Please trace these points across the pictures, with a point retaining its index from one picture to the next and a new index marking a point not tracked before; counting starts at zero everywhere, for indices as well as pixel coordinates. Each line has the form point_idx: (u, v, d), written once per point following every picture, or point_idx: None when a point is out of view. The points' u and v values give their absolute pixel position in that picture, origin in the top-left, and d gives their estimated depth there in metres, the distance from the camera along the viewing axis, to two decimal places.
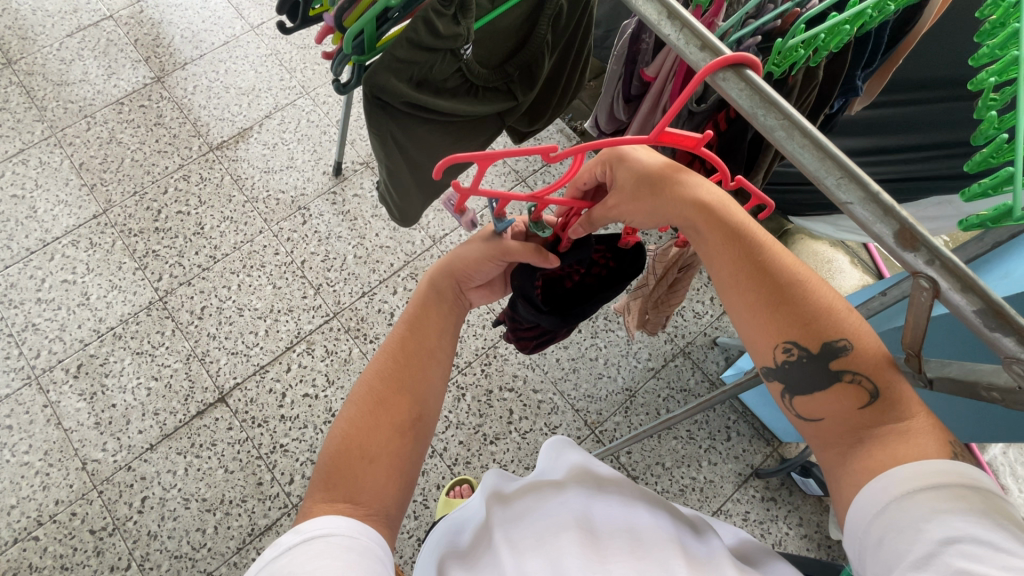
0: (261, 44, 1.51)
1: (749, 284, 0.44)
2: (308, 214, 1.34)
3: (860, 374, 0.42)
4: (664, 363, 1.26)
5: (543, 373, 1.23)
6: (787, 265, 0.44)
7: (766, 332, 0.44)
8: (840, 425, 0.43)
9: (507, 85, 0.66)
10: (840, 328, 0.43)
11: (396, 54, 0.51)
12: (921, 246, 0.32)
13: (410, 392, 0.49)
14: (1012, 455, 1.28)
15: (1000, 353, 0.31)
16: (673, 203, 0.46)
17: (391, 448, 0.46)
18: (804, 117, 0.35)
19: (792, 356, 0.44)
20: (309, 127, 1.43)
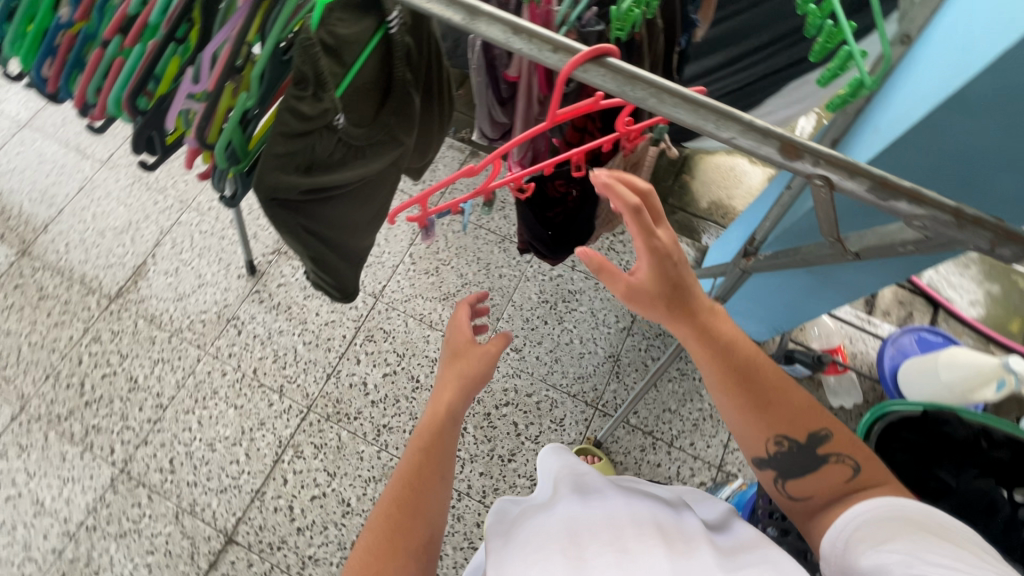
0: (120, 176, 1.42)
1: (741, 390, 0.50)
2: (240, 322, 1.28)
3: (843, 455, 0.50)
4: (633, 318, 1.31)
5: (530, 375, 1.25)
6: (768, 378, 0.51)
7: (760, 429, 0.51)
8: (826, 495, 0.50)
9: (388, 133, 0.65)
10: (817, 419, 0.51)
11: (275, 150, 0.51)
12: (805, 153, 0.37)
13: (427, 481, 0.50)
14: (943, 270, 1.42)
15: (900, 216, 0.37)
16: (683, 319, 0.51)
17: (410, 567, 0.46)
18: (667, 81, 0.37)
19: (782, 447, 0.51)
20: (204, 238, 1.36)
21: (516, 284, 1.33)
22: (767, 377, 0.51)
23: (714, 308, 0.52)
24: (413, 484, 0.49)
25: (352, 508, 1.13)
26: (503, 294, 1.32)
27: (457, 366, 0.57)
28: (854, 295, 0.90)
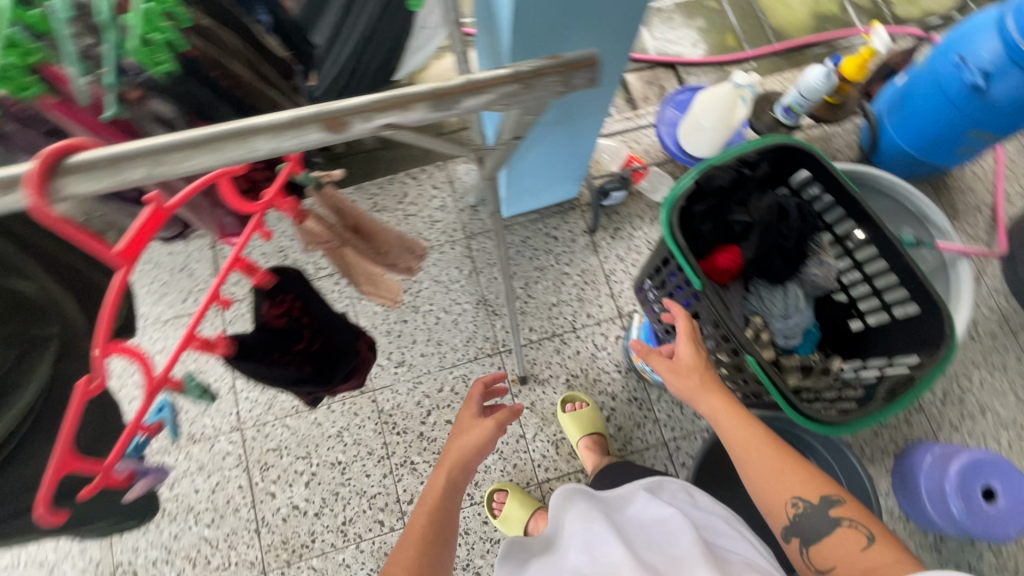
0: None
1: (762, 453, 0.67)
2: (127, 564, 1.08)
3: (854, 521, 0.62)
4: (471, 256, 1.28)
5: (429, 372, 1.20)
6: (794, 467, 0.66)
7: (780, 491, 0.65)
8: (845, 564, 0.60)
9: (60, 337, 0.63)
10: (832, 489, 0.64)
11: None
12: (346, 120, 0.42)
13: (446, 517, 0.70)
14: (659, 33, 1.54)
15: (462, 113, 0.45)
16: (710, 396, 0.72)
17: (441, 548, 0.66)
18: (158, 143, 0.38)
19: (800, 508, 0.64)
20: None
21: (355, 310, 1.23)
22: (770, 444, 0.68)
23: (766, 432, 0.69)
24: (434, 515, 0.69)
25: None
26: None
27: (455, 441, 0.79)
28: (597, 120, 0.97)
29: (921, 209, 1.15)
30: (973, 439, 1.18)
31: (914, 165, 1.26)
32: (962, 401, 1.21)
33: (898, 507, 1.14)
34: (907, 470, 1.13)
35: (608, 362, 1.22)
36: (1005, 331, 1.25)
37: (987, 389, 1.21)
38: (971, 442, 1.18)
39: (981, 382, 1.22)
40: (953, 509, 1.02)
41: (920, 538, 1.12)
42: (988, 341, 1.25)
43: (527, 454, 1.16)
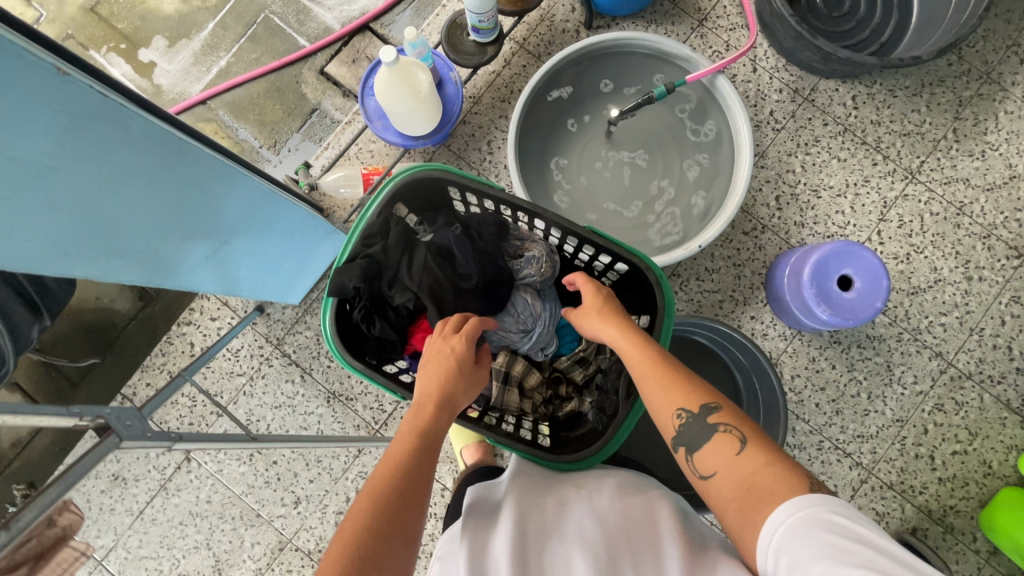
0: None
1: (650, 367, 0.65)
2: None
3: (730, 426, 0.59)
4: (293, 361, 1.17)
5: (327, 492, 1.14)
6: (678, 377, 0.64)
7: (665, 402, 0.62)
8: (728, 471, 0.57)
9: None
10: (709, 399, 0.61)
11: None
12: None
13: (419, 484, 0.57)
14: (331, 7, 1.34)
15: None
16: (602, 327, 0.72)
17: (409, 533, 0.54)
18: None
19: (683, 418, 0.61)
20: None
21: (222, 482, 1.15)
22: (661, 360, 0.65)
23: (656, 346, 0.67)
24: (409, 482, 0.56)
25: None
26: (230, 499, 1.15)
27: (433, 389, 0.65)
28: (282, 203, 0.84)
29: (658, 48, 1.04)
30: (819, 224, 1.17)
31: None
32: (795, 196, 1.17)
33: (789, 329, 1.14)
34: (776, 294, 1.11)
35: None
36: (802, 103, 1.19)
37: (811, 170, 1.18)
38: (820, 229, 1.16)
39: (803, 166, 1.18)
40: (821, 316, 1.01)
41: (818, 342, 1.14)
42: (791, 123, 1.19)
43: None
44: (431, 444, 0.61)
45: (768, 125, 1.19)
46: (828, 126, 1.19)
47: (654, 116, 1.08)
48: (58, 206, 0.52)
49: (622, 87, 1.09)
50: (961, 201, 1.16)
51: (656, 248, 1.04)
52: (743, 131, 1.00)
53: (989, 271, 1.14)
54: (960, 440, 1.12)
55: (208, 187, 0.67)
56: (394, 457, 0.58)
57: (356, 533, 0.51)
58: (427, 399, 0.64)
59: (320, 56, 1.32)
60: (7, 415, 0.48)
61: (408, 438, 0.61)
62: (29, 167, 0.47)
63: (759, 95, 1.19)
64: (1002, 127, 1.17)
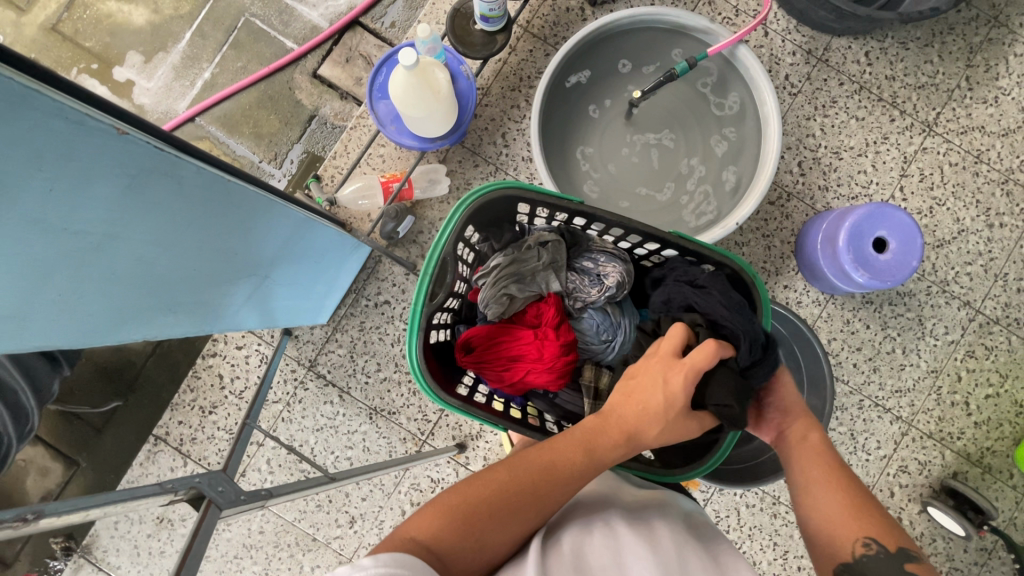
0: None
1: (851, 489, 0.64)
2: None
3: (925, 571, 0.60)
4: (328, 382, 1.14)
5: (382, 508, 1.13)
6: (868, 503, 0.63)
7: (852, 527, 0.61)
8: None
9: None
10: (902, 542, 0.61)
11: None
12: None
13: (529, 500, 0.55)
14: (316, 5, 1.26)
15: None
16: (800, 432, 0.71)
17: (494, 537, 0.52)
18: None
19: (869, 548, 0.60)
20: None
21: (273, 512, 1.12)
22: (848, 485, 0.65)
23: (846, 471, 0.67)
24: (517, 493, 0.55)
25: None
26: (283, 527, 1.13)
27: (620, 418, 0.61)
28: (316, 228, 0.80)
29: (677, 22, 1.00)
30: (843, 186, 1.16)
31: None
32: (817, 160, 1.17)
33: (821, 294, 1.15)
34: (809, 262, 1.12)
35: None
36: (816, 64, 1.17)
37: (830, 132, 1.17)
38: (844, 192, 1.16)
39: (822, 129, 1.17)
40: (859, 280, 1.01)
41: (851, 304, 1.15)
42: (806, 86, 1.17)
43: None
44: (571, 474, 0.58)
45: (784, 90, 1.17)
46: (844, 85, 1.17)
47: (676, 93, 1.05)
48: (115, 273, 0.48)
49: (640, 65, 1.05)
50: (978, 148, 1.17)
51: (692, 229, 1.02)
52: (769, 102, 0.97)
53: (1010, 216, 1.16)
54: (992, 383, 1.15)
55: (253, 225, 0.63)
56: (537, 477, 0.56)
57: (445, 516, 0.52)
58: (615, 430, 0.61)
59: (311, 59, 1.24)
60: (108, 503, 0.49)
61: (563, 455, 0.59)
62: (89, 238, 0.42)
63: (773, 59, 1.17)
64: (1013, 70, 1.17)
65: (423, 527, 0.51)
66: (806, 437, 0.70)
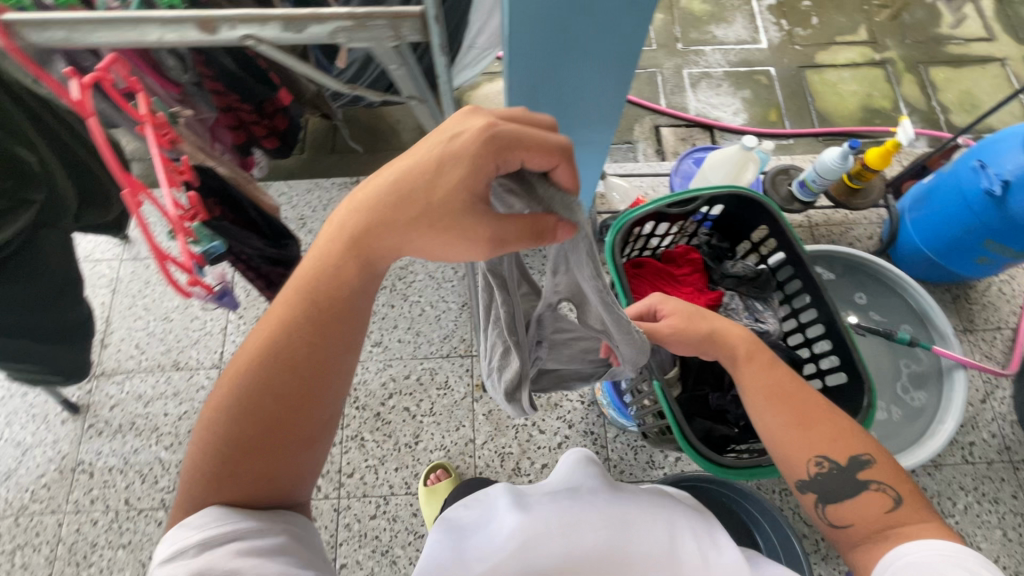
0: None
1: (781, 411, 0.60)
2: (90, 463, 1.17)
3: (882, 483, 0.57)
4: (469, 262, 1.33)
5: (401, 358, 1.25)
6: (806, 401, 0.61)
7: (799, 450, 0.59)
8: (866, 527, 0.57)
9: (13, 197, 0.53)
10: (863, 446, 0.59)
11: None
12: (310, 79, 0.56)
13: (297, 395, 0.49)
14: (701, 97, 1.61)
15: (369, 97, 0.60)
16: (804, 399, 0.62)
17: (292, 462, 0.50)
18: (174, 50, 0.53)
19: (823, 466, 0.59)
20: (7, 403, 1.21)
21: None
22: (812, 402, 0.61)
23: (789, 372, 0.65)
24: (275, 399, 0.49)
25: None
26: None
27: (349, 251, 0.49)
28: (602, 151, 1.03)
29: (924, 308, 1.10)
30: None
31: (931, 269, 1.22)
32: None
33: None
34: None
35: (574, 391, 1.22)
36: (1004, 461, 1.15)
37: (972, 518, 1.11)
38: None
39: (967, 508, 1.12)
40: None
41: None
42: (982, 466, 1.15)
43: (472, 460, 1.16)
44: (344, 287, 0.50)
45: (961, 450, 1.16)
46: (1016, 500, 1.12)
47: (882, 352, 1.13)
48: (569, 31, 0.73)
49: (871, 310, 1.16)
50: None
51: None
52: (948, 423, 1.00)
53: None
54: None
55: (612, 93, 0.88)
56: (282, 316, 0.50)
57: (219, 452, 0.48)
58: (357, 243, 0.49)
59: (665, 119, 1.58)
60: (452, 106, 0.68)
61: (300, 313, 0.50)
62: (596, 13, 0.70)
63: (973, 421, 1.18)
64: None
65: (201, 468, 0.48)
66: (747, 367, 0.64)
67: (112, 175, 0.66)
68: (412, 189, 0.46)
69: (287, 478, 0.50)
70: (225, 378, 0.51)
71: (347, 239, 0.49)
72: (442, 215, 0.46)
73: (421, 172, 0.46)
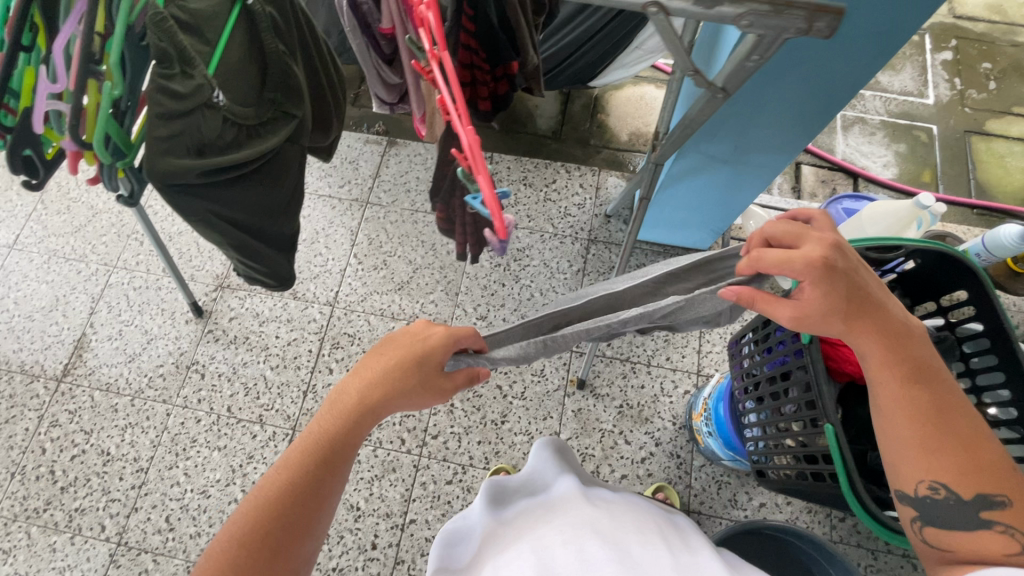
0: (32, 255, 1.34)
1: (905, 422, 0.53)
2: (201, 366, 1.24)
3: (1011, 528, 0.49)
4: (585, 259, 1.33)
5: None
6: (943, 418, 0.52)
7: (915, 468, 0.53)
8: (973, 554, 0.51)
9: (280, 109, 0.58)
10: (1000, 484, 0.50)
11: (156, 135, 0.48)
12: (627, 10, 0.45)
13: (280, 541, 0.50)
14: (852, 142, 1.54)
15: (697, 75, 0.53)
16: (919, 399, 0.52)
17: None
18: None
19: (939, 492, 0.52)
20: (141, 293, 1.30)
21: None
22: (947, 424, 0.52)
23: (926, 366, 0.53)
24: (268, 543, 0.50)
25: (364, 510, 1.12)
26: (457, 268, 1.32)
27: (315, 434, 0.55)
28: (767, 175, 0.98)
29: None
30: None
31: None
32: None
33: None
34: None
35: (667, 410, 1.19)
36: None
37: None
38: None
39: None
40: None
41: None
42: None
43: None
44: (298, 465, 0.53)
45: None
46: None
47: None
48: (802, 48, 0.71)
49: None
50: None
51: None
52: None
53: None
54: None
55: (806, 113, 0.83)
56: (263, 484, 0.53)
57: None
58: (342, 408, 0.55)
59: (809, 157, 1.52)
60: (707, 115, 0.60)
61: (276, 485, 0.52)
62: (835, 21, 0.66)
63: None
64: None
65: None
66: (870, 347, 0.54)
67: (339, 96, 0.71)
68: (398, 373, 0.55)
69: None
70: (242, 509, 0.51)
71: (329, 410, 0.56)
72: (411, 384, 0.56)
73: (397, 353, 0.56)
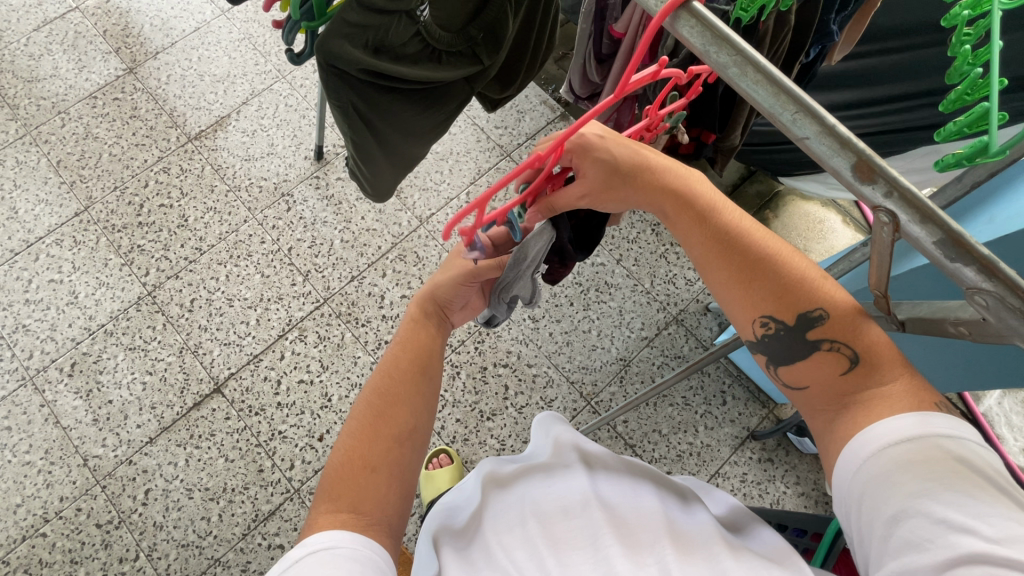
0: (233, 28, 1.46)
1: (726, 252, 0.46)
2: (292, 200, 1.31)
3: (838, 341, 0.43)
4: (657, 331, 1.25)
5: (537, 347, 1.22)
6: (756, 244, 0.46)
7: (744, 308, 0.46)
8: (825, 392, 0.44)
9: (471, 48, 0.59)
10: (815, 298, 0.44)
11: (346, 17, 0.48)
12: (879, 178, 0.31)
13: (406, 413, 0.50)
14: (1008, 405, 1.30)
15: (874, 292, 0.39)
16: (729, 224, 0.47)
17: (392, 456, 0.48)
18: (756, 51, 0.33)
19: (770, 329, 0.46)
20: (287, 111, 1.39)
21: None
22: (753, 242, 0.46)
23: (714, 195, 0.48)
24: (384, 422, 0.49)
25: (331, 404, 1.16)
26: None
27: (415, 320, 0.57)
28: None
29: None
30: None
31: None
32: None
33: None
34: None
35: None
36: None
37: None
38: None
39: None
40: None
41: None
42: None
43: None
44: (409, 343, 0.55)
45: None
46: None
47: None
48: None
49: None
50: None
51: None
52: None
53: None
54: None
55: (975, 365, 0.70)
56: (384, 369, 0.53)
57: (338, 487, 0.45)
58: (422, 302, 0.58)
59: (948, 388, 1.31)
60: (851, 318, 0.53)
61: (391, 369, 0.53)
62: None
63: None
64: None
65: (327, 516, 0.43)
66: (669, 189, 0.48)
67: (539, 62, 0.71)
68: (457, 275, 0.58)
69: (391, 487, 0.46)
70: (367, 402, 0.51)
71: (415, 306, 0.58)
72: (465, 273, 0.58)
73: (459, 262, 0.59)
